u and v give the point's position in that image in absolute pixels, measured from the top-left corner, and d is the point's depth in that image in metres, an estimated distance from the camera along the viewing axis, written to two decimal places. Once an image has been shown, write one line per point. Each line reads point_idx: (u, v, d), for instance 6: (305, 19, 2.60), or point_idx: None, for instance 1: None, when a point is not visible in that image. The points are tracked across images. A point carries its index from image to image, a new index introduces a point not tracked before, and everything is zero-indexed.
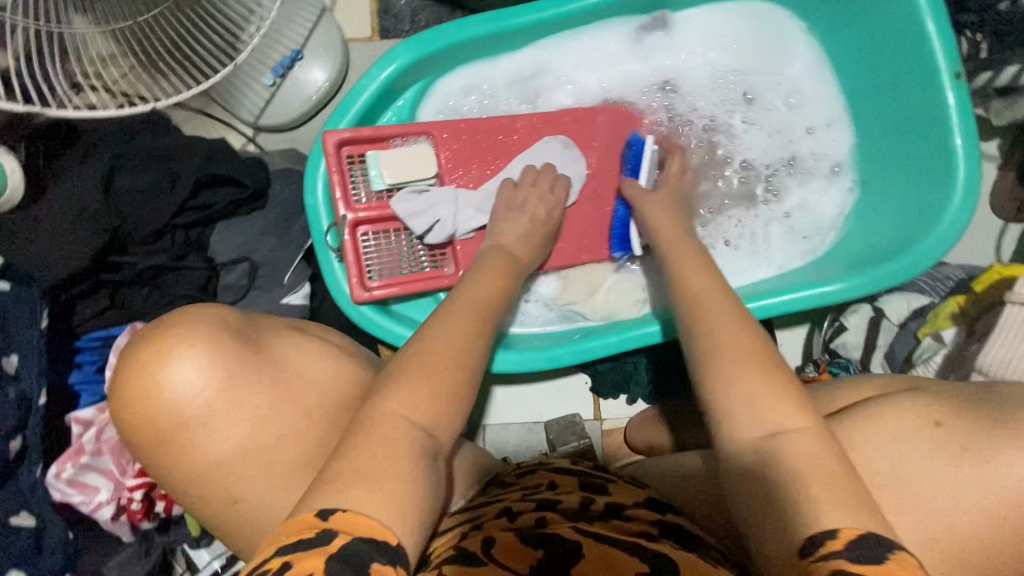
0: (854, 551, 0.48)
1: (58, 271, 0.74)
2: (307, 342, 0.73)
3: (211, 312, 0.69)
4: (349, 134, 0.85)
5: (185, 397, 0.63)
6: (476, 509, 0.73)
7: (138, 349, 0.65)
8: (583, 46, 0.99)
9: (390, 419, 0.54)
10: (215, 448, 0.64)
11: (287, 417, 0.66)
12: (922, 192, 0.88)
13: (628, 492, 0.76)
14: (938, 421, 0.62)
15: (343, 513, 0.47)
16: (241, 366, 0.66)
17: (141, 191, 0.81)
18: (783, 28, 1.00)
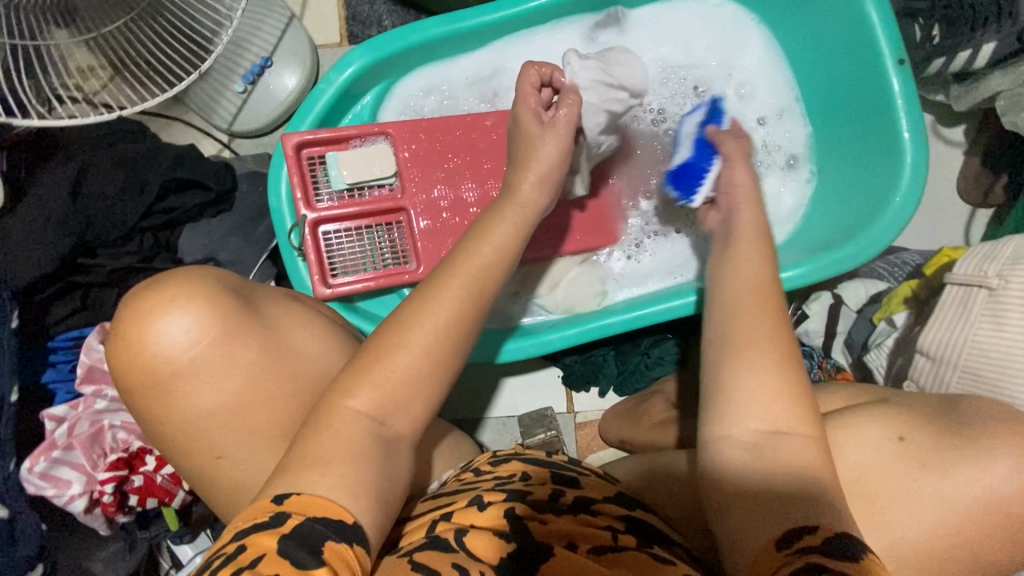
0: (832, 546, 0.49)
1: (29, 273, 0.78)
2: (300, 314, 0.71)
3: (211, 273, 0.67)
4: (308, 136, 0.89)
5: (177, 347, 0.62)
6: (449, 496, 0.73)
7: (137, 298, 0.64)
8: (539, 44, 1.00)
9: (336, 410, 0.56)
10: (195, 406, 0.63)
11: (272, 387, 0.65)
12: (873, 177, 0.90)
13: (599, 486, 0.76)
14: (903, 436, 0.63)
15: (297, 497, 0.50)
16: (239, 327, 0.64)
17: (108, 195, 0.84)
18: (733, 21, 1.00)
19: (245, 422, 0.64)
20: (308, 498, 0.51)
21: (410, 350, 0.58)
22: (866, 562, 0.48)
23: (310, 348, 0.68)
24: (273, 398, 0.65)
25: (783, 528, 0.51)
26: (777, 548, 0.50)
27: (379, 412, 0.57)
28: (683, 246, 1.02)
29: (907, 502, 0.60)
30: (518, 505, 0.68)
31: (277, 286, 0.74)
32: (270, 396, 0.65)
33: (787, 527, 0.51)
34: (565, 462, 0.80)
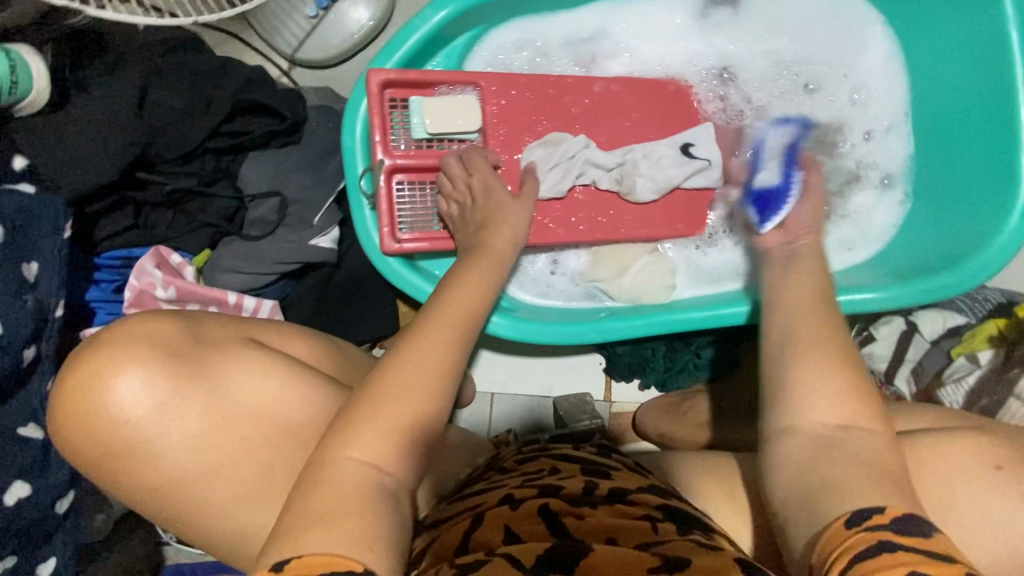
0: (898, 524, 0.45)
1: (85, 182, 0.71)
2: (260, 357, 0.62)
3: (163, 322, 0.59)
4: (395, 75, 0.81)
5: (124, 419, 0.55)
6: (475, 497, 0.68)
7: (73, 363, 0.56)
8: (648, 13, 0.94)
9: (334, 465, 0.52)
10: (165, 469, 0.56)
11: (229, 444, 0.58)
12: (978, 209, 0.85)
13: (633, 479, 0.71)
14: None
15: (296, 561, 0.45)
16: (188, 386, 0.57)
17: (175, 109, 0.77)
18: (858, 21, 0.95)
19: (208, 477, 0.57)
20: (308, 560, 0.45)
21: (434, 362, 0.58)
22: (936, 538, 0.45)
23: (265, 399, 0.60)
24: (235, 452, 0.58)
25: (851, 509, 0.47)
26: (844, 526, 0.46)
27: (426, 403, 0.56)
28: None
29: None
30: (550, 499, 0.64)
31: (230, 322, 0.64)
32: (233, 450, 0.58)
33: (859, 508, 0.47)
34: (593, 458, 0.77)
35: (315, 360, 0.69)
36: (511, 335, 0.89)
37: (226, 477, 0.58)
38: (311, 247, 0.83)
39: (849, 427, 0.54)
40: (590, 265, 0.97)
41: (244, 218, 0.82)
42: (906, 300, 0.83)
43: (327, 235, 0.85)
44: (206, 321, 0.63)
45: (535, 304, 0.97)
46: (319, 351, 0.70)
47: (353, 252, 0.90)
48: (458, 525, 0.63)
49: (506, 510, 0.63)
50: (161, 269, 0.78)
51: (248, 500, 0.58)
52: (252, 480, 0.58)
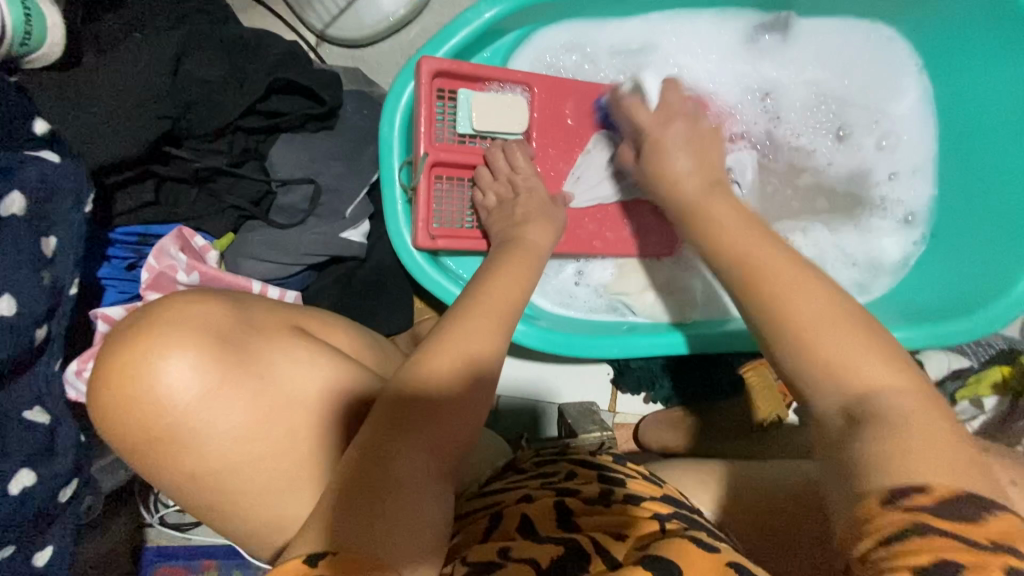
0: (946, 507, 0.40)
1: (111, 153, 0.67)
2: (306, 349, 0.59)
3: (208, 306, 0.56)
4: (447, 65, 0.77)
5: (169, 404, 0.51)
6: (495, 494, 0.68)
7: (117, 340, 0.52)
8: (701, 29, 0.94)
9: (384, 451, 0.51)
10: (200, 463, 0.54)
11: (273, 438, 0.55)
12: (1001, 256, 0.86)
13: (648, 486, 0.69)
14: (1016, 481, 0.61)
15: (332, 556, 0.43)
16: (238, 375, 0.54)
17: (209, 82, 0.72)
18: (897, 61, 0.96)
19: (249, 469, 0.55)
20: (343, 557, 0.43)
21: (470, 370, 0.56)
22: (983, 525, 0.40)
23: (311, 391, 0.58)
24: (281, 444, 0.56)
25: (893, 485, 0.42)
26: (883, 504, 0.42)
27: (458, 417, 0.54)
28: None
29: None
30: (567, 499, 0.64)
31: (276, 309, 0.62)
32: (277, 443, 0.56)
33: (903, 483, 0.42)
34: (610, 463, 0.74)
35: (354, 352, 0.68)
36: (534, 344, 0.88)
37: (268, 469, 0.55)
38: (341, 240, 0.80)
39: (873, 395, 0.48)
40: (616, 278, 0.96)
41: (272, 203, 0.79)
42: (921, 341, 0.84)
43: (358, 230, 0.81)
44: (253, 306, 0.61)
45: (556, 313, 0.96)
46: (355, 338, 0.69)
47: (379, 246, 0.88)
48: (477, 523, 0.63)
49: (525, 507, 0.63)
50: (184, 253, 0.74)
51: (280, 500, 0.56)
52: (288, 475, 0.56)
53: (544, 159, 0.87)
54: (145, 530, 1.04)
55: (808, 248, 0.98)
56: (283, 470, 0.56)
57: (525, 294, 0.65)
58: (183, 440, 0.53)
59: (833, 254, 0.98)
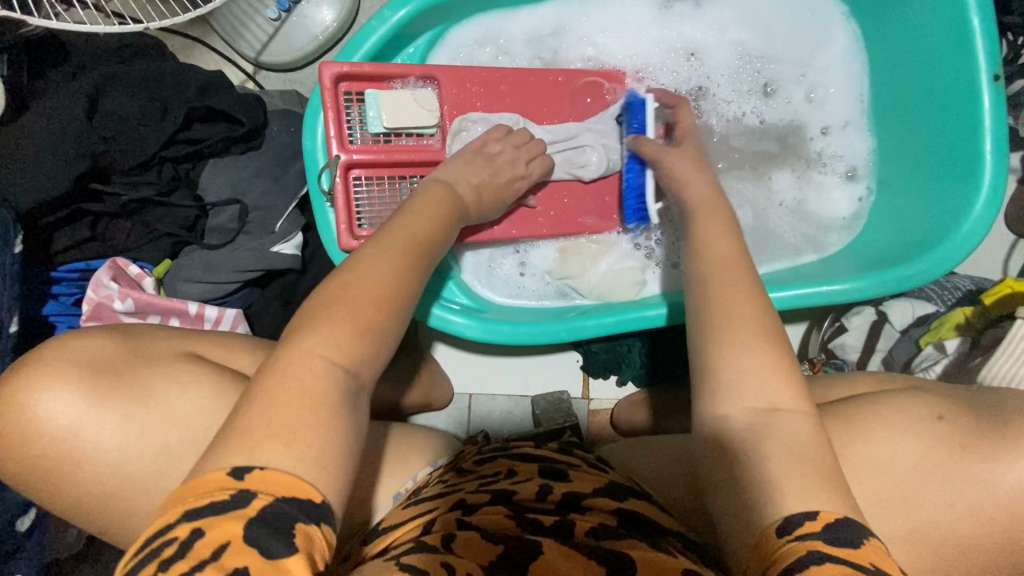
0: (829, 534, 0.44)
1: (36, 194, 0.70)
2: (187, 372, 0.60)
3: (95, 342, 0.59)
4: (348, 69, 0.80)
5: (48, 430, 0.55)
6: (433, 497, 0.65)
7: (6, 375, 0.56)
8: (612, 7, 0.94)
9: (294, 357, 0.45)
10: (101, 480, 0.56)
11: (166, 451, 0.57)
12: (944, 195, 0.84)
13: (591, 478, 0.68)
14: (940, 415, 0.60)
15: (260, 472, 0.40)
16: (118, 399, 0.57)
17: (129, 119, 0.76)
18: (820, 12, 0.94)
19: (170, 466, 0.57)
20: (270, 473, 0.41)
21: None
22: (865, 549, 0.44)
23: (208, 403, 0.59)
24: (191, 444, 0.58)
25: (785, 512, 0.46)
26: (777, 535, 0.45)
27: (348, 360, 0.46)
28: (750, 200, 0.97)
29: (959, 509, 0.56)
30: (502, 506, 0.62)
31: (171, 337, 0.65)
32: (164, 461, 0.57)
33: (786, 512, 0.46)
34: (554, 455, 0.74)
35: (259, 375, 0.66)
36: (478, 336, 0.88)
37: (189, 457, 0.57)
38: (273, 254, 0.82)
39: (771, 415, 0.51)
40: (559, 262, 0.96)
41: (205, 226, 0.82)
42: (872, 291, 0.82)
43: (290, 242, 0.84)
44: (149, 336, 0.63)
45: (504, 305, 0.96)
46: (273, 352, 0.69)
47: (319, 256, 0.90)
48: (413, 524, 0.60)
49: (460, 516, 0.60)
50: (119, 282, 0.77)
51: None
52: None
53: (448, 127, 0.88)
54: None
55: (757, 208, 0.97)
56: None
57: None
58: (88, 451, 0.55)
59: (780, 210, 0.97)
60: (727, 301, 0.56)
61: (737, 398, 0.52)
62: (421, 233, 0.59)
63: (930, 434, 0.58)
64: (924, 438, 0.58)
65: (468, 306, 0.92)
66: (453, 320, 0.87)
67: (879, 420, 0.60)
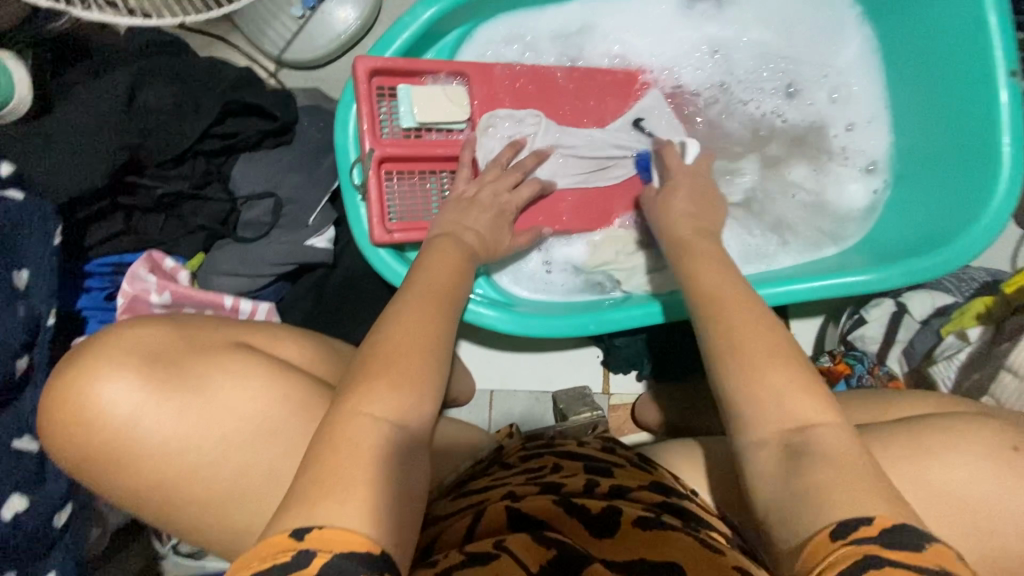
0: (888, 539, 0.42)
1: (73, 187, 0.70)
2: (241, 365, 0.61)
3: (153, 333, 0.60)
4: (382, 64, 0.81)
5: (108, 419, 0.55)
6: (478, 493, 0.67)
7: (68, 364, 0.57)
8: (635, 6, 0.95)
9: (351, 420, 0.49)
10: (154, 469, 0.56)
11: (219, 437, 0.58)
12: (962, 189, 0.87)
13: (635, 476, 0.69)
14: (1016, 447, 0.56)
15: (318, 531, 0.42)
16: (173, 389, 0.57)
17: (165, 112, 0.76)
18: (837, 13, 0.97)
19: (226, 453, 0.58)
20: (329, 531, 0.42)
21: (426, 342, 0.56)
22: (927, 552, 0.41)
23: (258, 386, 0.60)
24: (245, 433, 0.59)
25: (834, 519, 0.44)
26: (830, 538, 0.43)
27: (396, 416, 0.50)
28: (767, 202, 0.99)
29: None
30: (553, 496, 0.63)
31: (220, 328, 0.65)
32: (215, 452, 0.57)
33: (844, 519, 0.44)
34: (598, 454, 0.75)
35: (306, 363, 0.69)
36: (509, 329, 0.89)
37: (242, 441, 0.58)
38: (308, 248, 0.82)
39: (808, 428, 0.51)
40: (590, 254, 0.96)
41: (238, 220, 0.82)
42: (895, 281, 0.84)
43: (323, 236, 0.84)
44: (199, 329, 0.64)
45: (535, 300, 0.96)
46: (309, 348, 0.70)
47: (347, 251, 0.90)
48: (459, 521, 0.62)
49: (510, 504, 0.62)
50: (155, 274, 0.78)
51: (260, 493, 0.58)
52: (260, 473, 0.58)
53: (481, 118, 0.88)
54: (161, 563, 0.98)
55: (778, 203, 0.99)
56: (249, 464, 0.58)
57: (467, 273, 0.69)
58: (137, 441, 0.56)
59: (801, 204, 0.99)
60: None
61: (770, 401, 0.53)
62: (450, 278, 0.66)
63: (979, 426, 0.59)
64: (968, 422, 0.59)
65: (497, 300, 0.93)
66: (483, 313, 0.88)
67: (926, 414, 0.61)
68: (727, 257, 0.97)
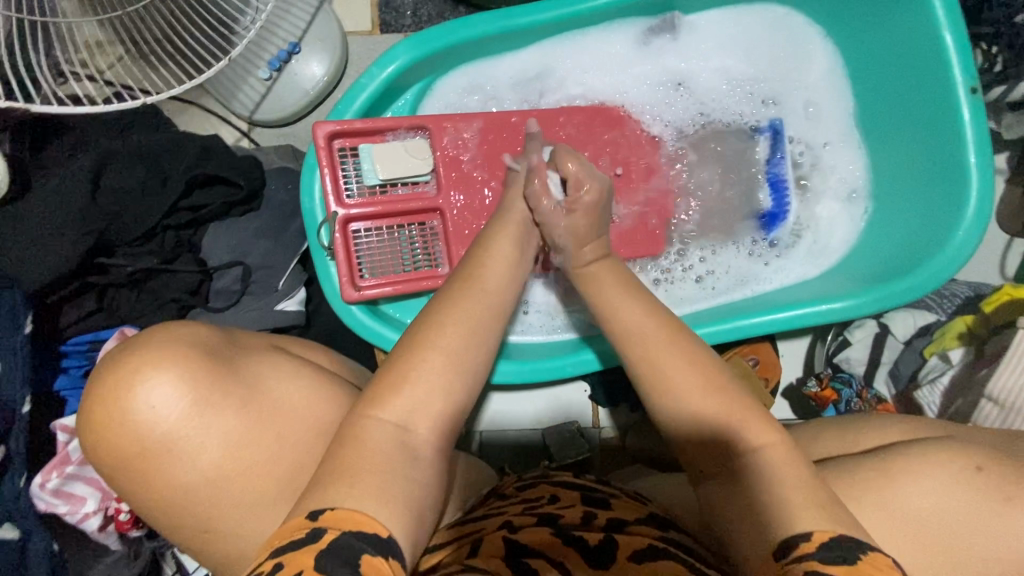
0: (824, 552, 0.47)
1: (45, 274, 0.72)
2: (284, 361, 0.67)
3: (200, 329, 0.64)
4: (341, 126, 0.83)
5: (166, 415, 0.58)
6: (474, 523, 0.65)
7: (124, 354, 0.59)
8: (594, 45, 0.96)
9: (362, 426, 0.52)
10: (183, 476, 0.59)
11: (260, 447, 0.61)
12: (935, 206, 0.85)
13: (632, 508, 0.68)
14: (978, 465, 0.59)
15: (331, 512, 0.45)
16: (228, 382, 0.61)
17: (130, 191, 0.78)
18: (798, 36, 0.97)
19: (231, 496, 0.60)
20: (341, 512, 0.46)
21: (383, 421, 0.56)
22: (862, 564, 0.46)
23: (287, 412, 0.63)
24: (266, 449, 0.61)
25: (782, 536, 0.49)
26: (776, 560, 0.49)
27: (402, 418, 0.54)
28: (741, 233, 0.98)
29: (980, 539, 0.57)
30: (552, 529, 0.62)
31: (259, 336, 0.71)
32: (247, 467, 0.61)
33: (787, 535, 0.49)
34: (593, 483, 0.73)
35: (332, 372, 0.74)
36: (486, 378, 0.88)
37: (255, 484, 0.61)
38: (277, 312, 0.84)
39: (754, 430, 0.55)
40: (562, 296, 0.97)
41: (209, 288, 0.84)
42: (874, 306, 0.82)
43: (293, 298, 0.86)
44: (238, 334, 0.69)
45: (513, 342, 0.97)
46: (334, 364, 0.76)
47: (322, 309, 0.92)
48: (455, 549, 0.60)
49: (507, 534, 0.61)
50: None
51: (245, 553, 0.61)
52: (252, 528, 0.61)
53: (445, 166, 0.89)
54: None
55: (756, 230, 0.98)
56: (228, 528, 0.61)
57: None
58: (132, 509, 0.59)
59: (781, 229, 0.98)
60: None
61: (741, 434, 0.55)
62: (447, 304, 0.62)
63: (962, 474, 0.59)
64: (937, 462, 0.60)
65: None
66: None
67: (908, 465, 0.60)
68: (717, 284, 0.97)
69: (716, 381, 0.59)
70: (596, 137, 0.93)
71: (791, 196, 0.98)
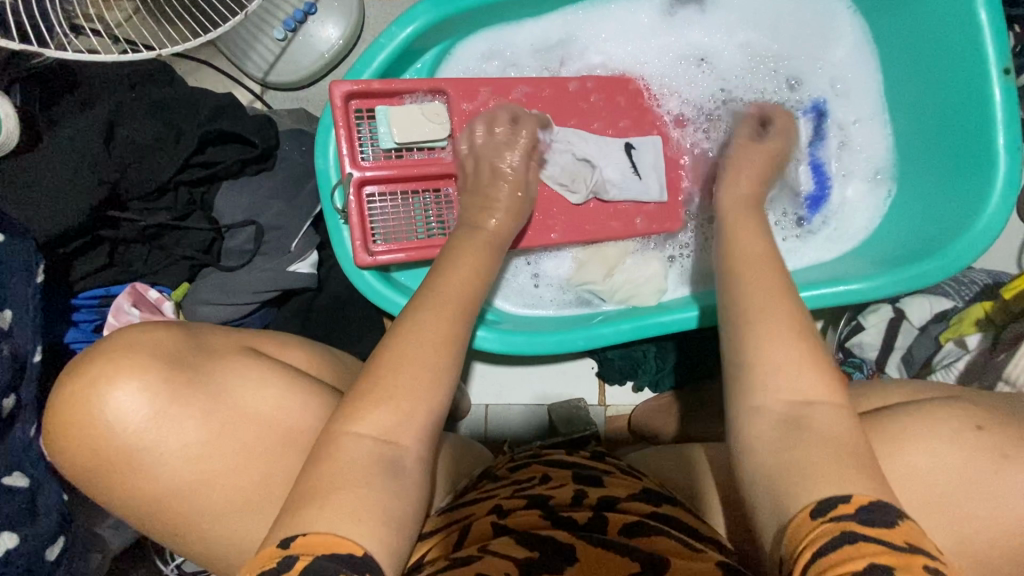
0: (864, 513, 0.44)
1: (56, 225, 0.71)
2: (252, 364, 0.64)
3: (162, 334, 0.62)
4: (358, 87, 0.81)
5: (122, 426, 0.57)
6: (465, 507, 0.65)
7: (79, 365, 0.58)
8: (617, 15, 0.94)
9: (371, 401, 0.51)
10: (148, 484, 0.58)
11: (228, 450, 0.59)
12: (961, 189, 0.84)
13: (625, 485, 0.67)
14: (979, 426, 0.58)
15: (306, 537, 0.45)
16: (189, 391, 0.59)
17: (144, 145, 0.76)
18: (828, 10, 0.94)
19: (210, 484, 0.59)
20: (312, 537, 0.45)
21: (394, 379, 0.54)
22: (899, 528, 0.43)
23: (286, 393, 0.63)
24: (241, 452, 0.60)
25: (819, 496, 0.46)
26: (811, 516, 0.45)
27: (383, 433, 0.51)
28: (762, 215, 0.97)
29: (999, 515, 0.55)
30: (540, 509, 0.61)
31: (229, 334, 0.68)
32: (222, 466, 0.59)
33: (819, 497, 0.46)
34: (588, 461, 0.73)
35: (312, 367, 0.71)
36: (497, 348, 0.87)
37: (239, 467, 0.60)
38: (290, 273, 0.83)
39: (814, 401, 0.52)
40: (574, 270, 0.96)
41: (221, 248, 0.83)
42: (892, 288, 0.81)
43: (305, 260, 0.85)
44: (207, 334, 0.66)
45: (525, 315, 0.96)
46: (314, 359, 0.73)
47: (333, 274, 0.91)
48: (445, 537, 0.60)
49: (495, 518, 0.61)
50: (139, 307, 0.79)
51: (253, 511, 0.60)
52: (245, 494, 0.60)
53: (462, 133, 0.87)
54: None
55: (783, 207, 0.97)
56: (235, 484, 0.60)
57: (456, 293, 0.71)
58: (132, 473, 0.57)
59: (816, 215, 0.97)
60: (768, 301, 0.57)
61: (771, 409, 0.53)
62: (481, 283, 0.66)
63: (976, 449, 0.57)
64: (949, 431, 0.58)
65: (483, 317, 0.92)
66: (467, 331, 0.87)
67: (923, 440, 0.59)
68: None
69: (734, 347, 0.57)
70: (615, 108, 0.92)
71: (832, 179, 0.97)
